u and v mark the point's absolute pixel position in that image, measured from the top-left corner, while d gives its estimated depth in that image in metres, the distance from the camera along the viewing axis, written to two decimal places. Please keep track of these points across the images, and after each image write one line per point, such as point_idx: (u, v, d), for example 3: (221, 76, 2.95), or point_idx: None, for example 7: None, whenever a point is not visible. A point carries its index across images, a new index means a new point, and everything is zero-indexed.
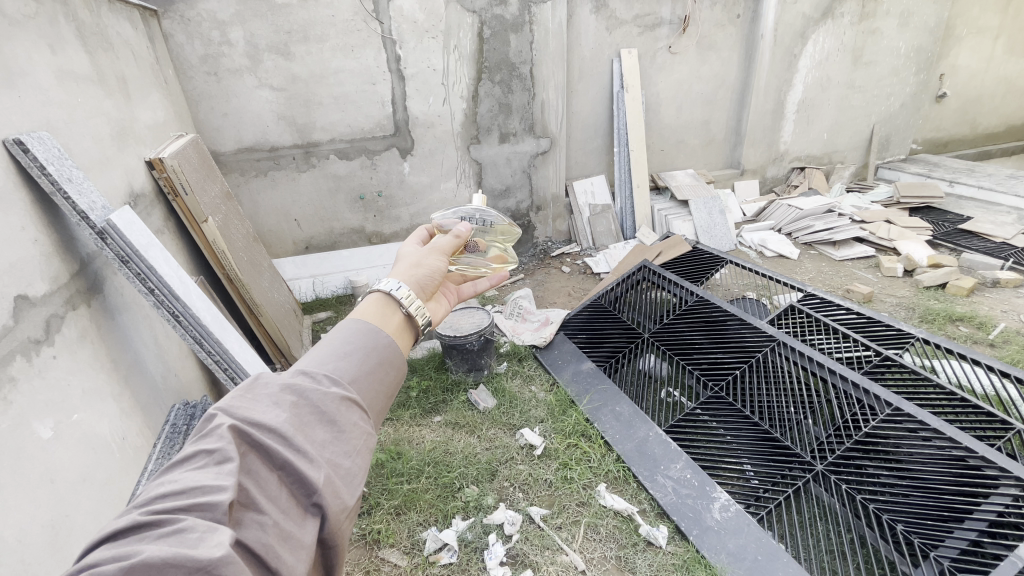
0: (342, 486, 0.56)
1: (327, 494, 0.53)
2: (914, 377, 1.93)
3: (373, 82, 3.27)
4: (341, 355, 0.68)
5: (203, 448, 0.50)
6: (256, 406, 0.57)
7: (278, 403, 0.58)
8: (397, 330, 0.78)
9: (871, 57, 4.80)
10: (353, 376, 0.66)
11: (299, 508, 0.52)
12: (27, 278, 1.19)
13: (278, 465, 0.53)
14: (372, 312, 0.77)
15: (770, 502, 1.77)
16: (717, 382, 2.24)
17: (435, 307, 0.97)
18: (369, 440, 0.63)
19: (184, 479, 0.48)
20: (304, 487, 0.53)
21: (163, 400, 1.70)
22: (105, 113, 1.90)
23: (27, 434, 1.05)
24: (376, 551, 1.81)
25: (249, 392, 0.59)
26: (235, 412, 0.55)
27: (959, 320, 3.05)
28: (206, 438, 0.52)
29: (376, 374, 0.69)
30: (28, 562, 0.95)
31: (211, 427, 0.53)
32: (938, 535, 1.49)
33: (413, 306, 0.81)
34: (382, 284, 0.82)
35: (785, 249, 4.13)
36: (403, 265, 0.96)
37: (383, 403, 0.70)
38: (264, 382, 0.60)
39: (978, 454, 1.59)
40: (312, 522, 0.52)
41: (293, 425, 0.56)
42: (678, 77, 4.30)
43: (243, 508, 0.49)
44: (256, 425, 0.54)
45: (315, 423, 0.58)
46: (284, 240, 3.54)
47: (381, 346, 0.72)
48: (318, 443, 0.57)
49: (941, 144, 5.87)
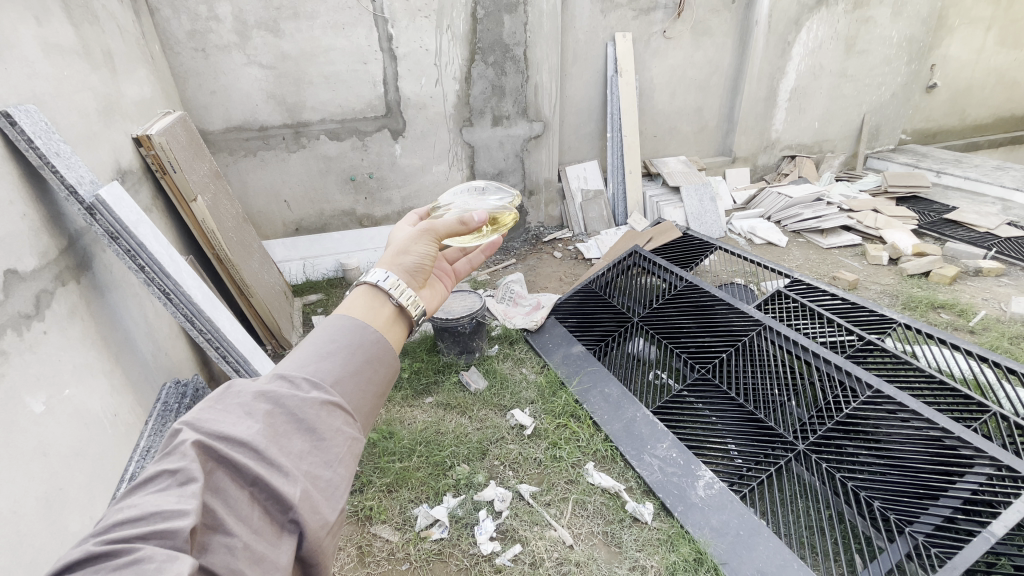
0: (322, 500, 0.51)
1: (304, 511, 0.49)
2: (895, 361, 1.98)
3: (365, 62, 3.22)
4: (325, 354, 0.62)
5: (166, 467, 0.46)
6: (225, 417, 0.51)
7: (250, 413, 0.52)
8: (388, 320, 0.74)
9: (864, 45, 4.82)
10: (337, 377, 0.61)
11: (274, 526, 0.48)
12: (16, 253, 1.18)
13: (248, 481, 0.49)
14: (358, 306, 0.72)
15: (753, 480, 1.83)
16: (704, 365, 2.29)
17: (429, 297, 0.95)
18: (354, 445, 0.58)
19: (144, 504, 0.44)
20: (278, 504, 0.48)
21: (154, 378, 1.70)
22: (91, 88, 1.86)
23: (19, 408, 1.05)
24: (368, 526, 1.84)
25: (219, 402, 0.54)
26: (201, 425, 0.50)
27: (940, 307, 3.13)
28: (168, 457, 0.47)
29: (364, 373, 0.64)
30: (23, 533, 0.96)
31: (175, 444, 0.48)
32: (914, 511, 1.55)
33: (404, 297, 0.77)
34: (369, 275, 0.78)
35: (774, 236, 4.18)
36: (389, 252, 0.91)
37: (373, 402, 0.65)
38: (237, 390, 0.55)
39: (954, 434, 1.64)
40: (288, 541, 0.48)
41: (267, 437, 0.51)
42: (672, 62, 4.29)
43: (209, 531, 0.45)
44: (223, 438, 0.49)
45: (291, 431, 0.53)
46: (273, 221, 3.51)
47: (369, 342, 0.66)
48: (294, 454, 0.52)
49: (929, 134, 5.93)
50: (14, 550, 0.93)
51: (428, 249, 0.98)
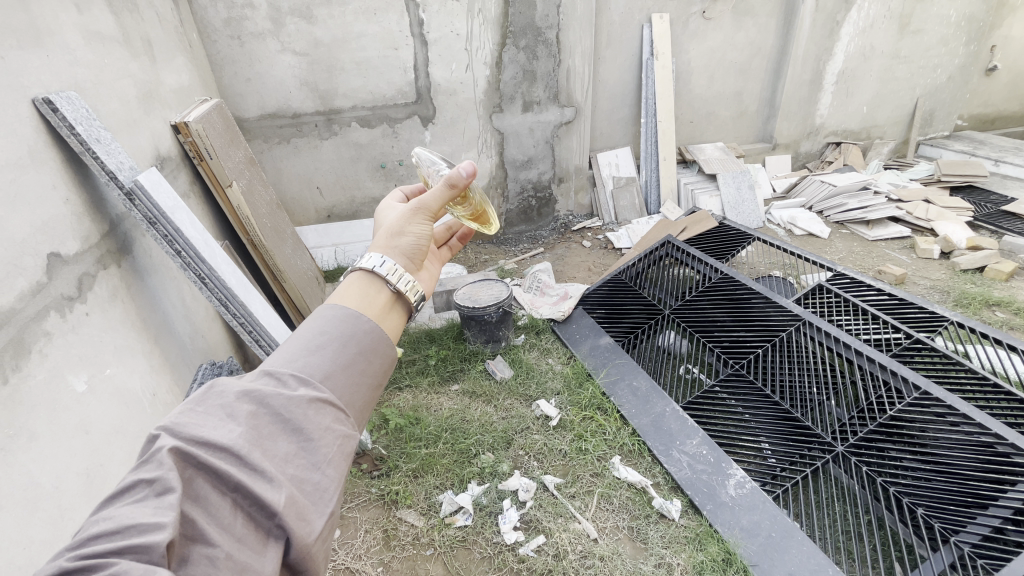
0: (309, 505, 0.50)
1: (290, 517, 0.48)
2: (946, 361, 1.85)
3: (396, 47, 3.20)
4: (314, 348, 0.61)
5: (142, 477, 0.45)
6: (205, 422, 0.50)
7: (233, 416, 0.51)
8: (383, 306, 0.73)
9: (920, 24, 4.52)
10: (327, 371, 0.60)
11: (259, 533, 0.47)
12: (60, 237, 1.22)
13: (230, 487, 0.47)
14: (352, 296, 0.71)
15: (786, 481, 1.76)
16: (738, 360, 2.21)
17: (426, 280, 0.92)
18: (346, 443, 0.57)
19: (119, 517, 0.43)
20: (261, 509, 0.47)
21: (191, 359, 1.75)
22: (131, 75, 1.91)
23: (62, 386, 1.09)
24: (394, 510, 1.87)
25: (200, 403, 0.52)
26: (180, 430, 0.49)
27: (995, 304, 2.92)
28: (145, 465, 0.46)
29: (357, 366, 0.63)
30: (64, 508, 1.00)
31: (152, 451, 0.47)
32: (958, 520, 1.47)
33: (401, 283, 0.76)
34: (365, 261, 0.77)
35: (815, 227, 3.98)
36: (384, 234, 0.88)
37: (368, 396, 0.64)
38: (219, 389, 0.54)
39: (1007, 441, 1.53)
40: (273, 549, 0.47)
41: (250, 440, 0.50)
42: (710, 44, 4.11)
43: (189, 542, 0.44)
44: (202, 444, 0.48)
45: (276, 432, 0.52)
46: (306, 208, 3.56)
47: (362, 334, 0.65)
48: (279, 458, 0.51)
49: (988, 120, 5.55)
50: (56, 523, 0.97)
51: (423, 229, 0.94)
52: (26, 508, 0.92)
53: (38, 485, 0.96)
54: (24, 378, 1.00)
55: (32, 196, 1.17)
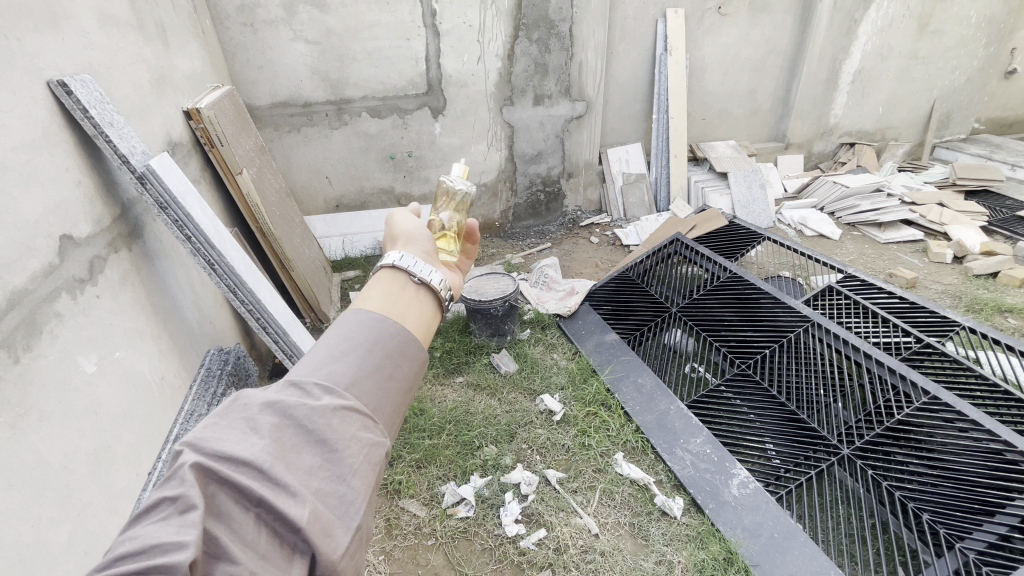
0: (334, 520, 0.50)
1: (315, 532, 0.47)
2: (956, 366, 1.83)
3: (408, 38, 3.19)
4: (340, 355, 0.62)
5: (165, 495, 0.45)
6: (229, 436, 0.50)
7: (256, 429, 0.52)
8: (409, 302, 0.73)
9: (940, 25, 4.44)
10: (352, 378, 0.60)
11: (284, 549, 0.47)
12: (72, 219, 1.23)
13: (254, 502, 0.47)
14: (377, 297, 0.72)
15: (791, 482, 1.75)
16: (745, 360, 2.20)
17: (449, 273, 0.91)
18: (374, 452, 0.57)
19: (144, 536, 0.43)
20: (286, 524, 0.47)
21: (199, 345, 1.76)
22: (144, 60, 1.91)
23: (72, 367, 1.10)
24: (396, 500, 1.88)
25: (226, 417, 0.53)
26: (203, 445, 0.49)
27: (1008, 311, 2.89)
28: (169, 482, 0.46)
29: (383, 371, 0.63)
30: (72, 487, 1.02)
31: (175, 467, 0.47)
32: (966, 527, 1.46)
33: (425, 273, 0.77)
34: (386, 257, 0.78)
35: (827, 228, 3.94)
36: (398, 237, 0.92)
37: (397, 402, 0.64)
38: (244, 403, 0.55)
39: (1016, 448, 1.50)
40: (299, 565, 0.46)
41: (272, 453, 0.50)
42: (725, 41, 4.06)
43: (213, 559, 0.44)
44: (225, 459, 0.48)
45: (300, 445, 0.52)
46: (315, 197, 3.57)
47: (389, 337, 0.65)
48: (303, 471, 0.51)
49: (1006, 124, 5.45)
50: (62, 503, 0.99)
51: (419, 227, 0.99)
52: (35, 487, 0.93)
53: (46, 463, 0.97)
54: (35, 357, 1.01)
55: (45, 177, 1.18)
